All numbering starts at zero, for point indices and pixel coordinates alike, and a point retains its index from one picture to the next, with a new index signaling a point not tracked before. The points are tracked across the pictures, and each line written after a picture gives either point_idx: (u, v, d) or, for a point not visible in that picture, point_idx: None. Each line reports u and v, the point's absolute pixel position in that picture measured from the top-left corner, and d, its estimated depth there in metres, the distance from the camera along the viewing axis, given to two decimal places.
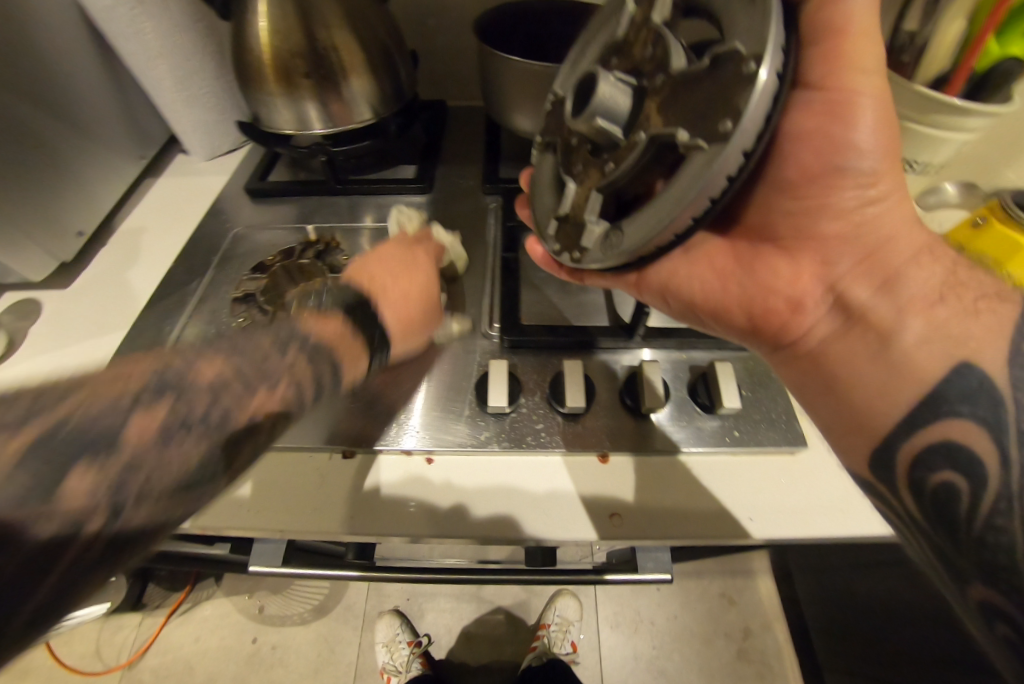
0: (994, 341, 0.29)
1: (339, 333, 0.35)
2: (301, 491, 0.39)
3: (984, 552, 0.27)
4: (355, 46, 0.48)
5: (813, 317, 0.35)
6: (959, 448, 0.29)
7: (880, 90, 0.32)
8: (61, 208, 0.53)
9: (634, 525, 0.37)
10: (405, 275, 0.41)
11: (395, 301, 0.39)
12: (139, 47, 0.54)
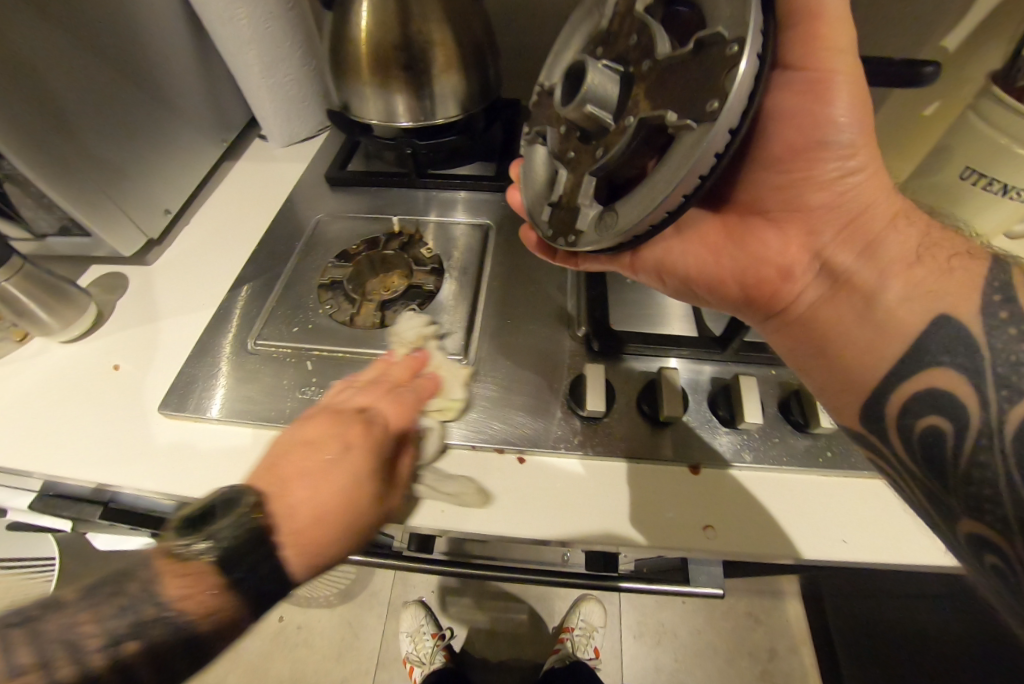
0: (971, 294, 0.27)
1: (191, 595, 0.26)
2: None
3: (969, 488, 0.25)
4: (451, 41, 0.49)
5: (800, 284, 0.34)
6: (944, 394, 0.27)
7: (853, 67, 0.31)
8: (148, 186, 0.54)
9: (729, 541, 0.35)
10: (325, 471, 0.31)
11: (295, 530, 0.28)
12: (234, 33, 0.55)
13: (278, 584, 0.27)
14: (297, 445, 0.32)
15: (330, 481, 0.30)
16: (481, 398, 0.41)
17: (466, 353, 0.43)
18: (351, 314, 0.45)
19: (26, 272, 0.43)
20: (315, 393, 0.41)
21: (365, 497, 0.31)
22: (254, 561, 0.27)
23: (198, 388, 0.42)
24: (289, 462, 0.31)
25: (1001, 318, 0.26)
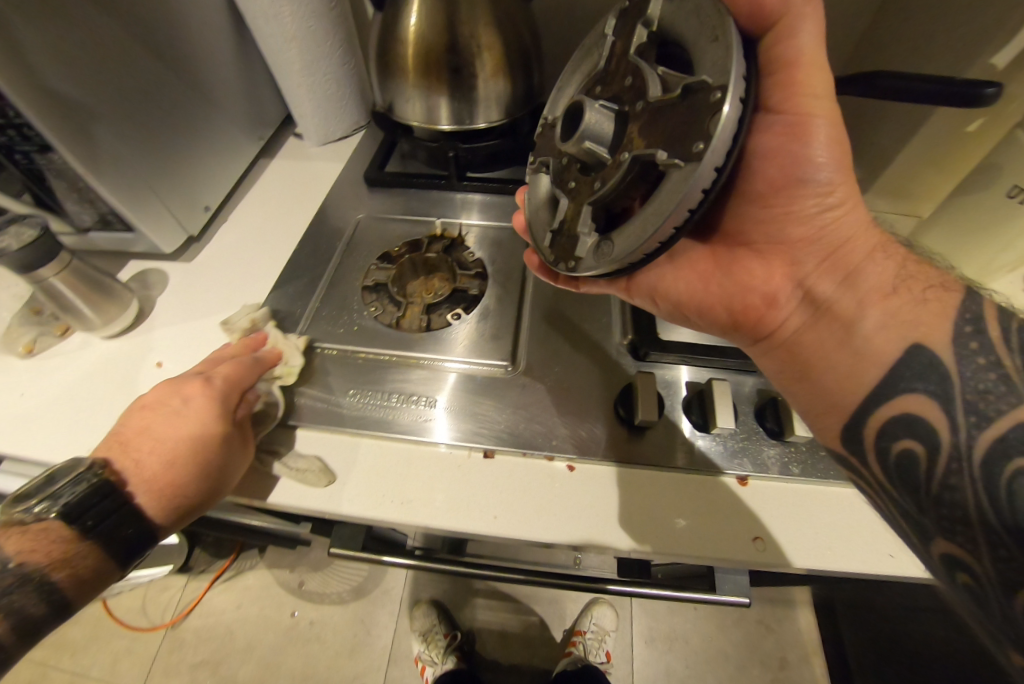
0: (943, 323, 0.29)
1: (55, 546, 0.31)
2: (437, 480, 0.38)
3: (941, 510, 0.27)
4: (498, 46, 0.49)
5: (784, 312, 0.35)
6: (918, 418, 0.29)
7: (831, 109, 0.32)
8: (189, 181, 0.54)
9: (779, 552, 0.36)
10: (167, 425, 0.35)
11: (149, 479, 0.34)
12: (277, 31, 0.55)
13: (138, 527, 0.33)
14: (156, 412, 0.36)
15: (192, 432, 0.35)
16: (531, 406, 0.41)
17: (514, 358, 0.43)
18: (397, 317, 0.46)
19: (74, 266, 0.44)
20: (366, 394, 0.41)
21: (227, 445, 0.36)
22: (112, 506, 0.33)
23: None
24: (162, 425, 0.36)
25: (971, 349, 0.28)
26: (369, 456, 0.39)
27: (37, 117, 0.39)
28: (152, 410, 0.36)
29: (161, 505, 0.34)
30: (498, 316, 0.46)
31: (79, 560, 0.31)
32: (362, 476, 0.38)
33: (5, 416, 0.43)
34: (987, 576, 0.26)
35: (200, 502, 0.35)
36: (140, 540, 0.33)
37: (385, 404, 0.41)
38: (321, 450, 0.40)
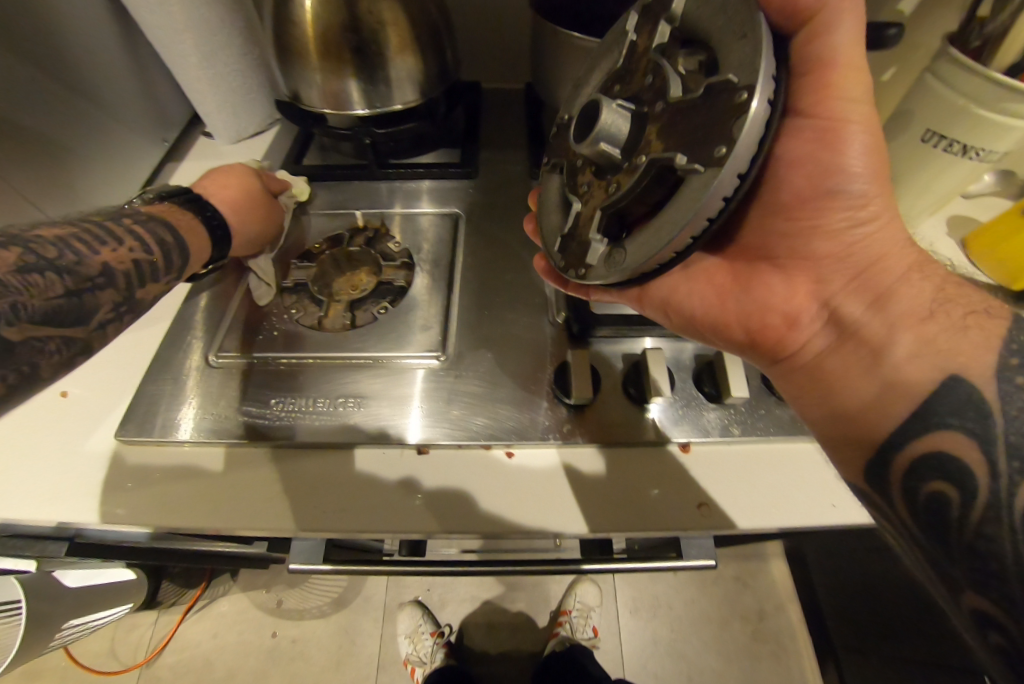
0: (983, 355, 0.27)
1: (178, 216, 0.40)
2: (373, 484, 0.37)
3: (974, 561, 0.24)
4: (404, 21, 0.46)
5: (807, 334, 0.34)
6: (951, 461, 0.27)
7: (869, 116, 0.31)
8: (67, 188, 0.49)
9: (724, 515, 0.35)
10: (223, 178, 0.45)
11: (224, 197, 0.44)
12: (165, 21, 0.51)
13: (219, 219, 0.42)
14: (213, 177, 0.45)
15: (244, 183, 0.45)
16: (465, 395, 0.39)
17: (443, 348, 0.41)
18: (320, 316, 0.43)
19: None
20: (291, 403, 0.39)
21: (268, 200, 0.46)
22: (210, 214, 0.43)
23: (160, 411, 0.39)
24: (220, 180, 0.45)
25: (1017, 385, 0.26)
26: (304, 467, 0.37)
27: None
28: (216, 179, 0.45)
29: (235, 219, 0.43)
30: (426, 306, 0.44)
31: (185, 216, 0.40)
32: (296, 488, 0.37)
33: None
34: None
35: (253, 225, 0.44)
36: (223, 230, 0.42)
37: (313, 412, 0.38)
38: (250, 467, 0.37)
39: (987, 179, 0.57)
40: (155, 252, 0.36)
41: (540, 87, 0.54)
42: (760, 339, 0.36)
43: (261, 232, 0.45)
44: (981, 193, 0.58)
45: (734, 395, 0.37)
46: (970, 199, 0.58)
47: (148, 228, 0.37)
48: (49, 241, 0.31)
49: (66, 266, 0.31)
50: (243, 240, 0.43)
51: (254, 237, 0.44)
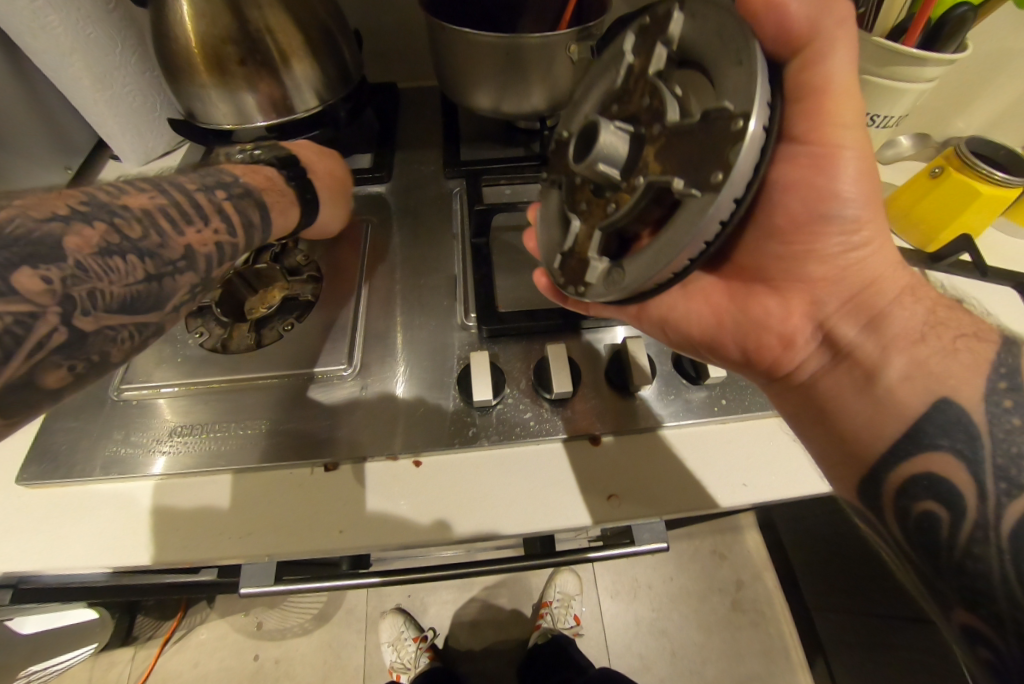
0: (975, 379, 0.27)
1: (271, 182, 0.40)
2: (285, 507, 0.36)
3: (962, 579, 0.25)
4: (290, 25, 0.44)
5: (802, 355, 0.33)
6: (939, 478, 0.27)
7: (863, 140, 0.30)
8: None
9: (634, 504, 0.35)
10: (323, 157, 0.46)
11: (319, 172, 0.45)
12: (48, 45, 0.49)
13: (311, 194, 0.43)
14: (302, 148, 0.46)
15: (331, 163, 0.46)
16: (367, 408, 0.38)
17: (348, 360, 0.40)
18: (222, 339, 0.41)
19: None
20: (190, 433, 0.38)
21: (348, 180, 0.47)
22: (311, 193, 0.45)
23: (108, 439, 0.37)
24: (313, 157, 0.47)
25: (1005, 407, 0.26)
26: (214, 494, 0.36)
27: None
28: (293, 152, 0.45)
29: (322, 194, 0.44)
30: (332, 318, 0.43)
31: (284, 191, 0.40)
32: (205, 518, 0.35)
33: None
34: (1011, 653, 0.23)
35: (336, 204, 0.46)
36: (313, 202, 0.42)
37: (212, 437, 0.37)
38: (158, 499, 0.36)
39: (903, 143, 0.58)
40: (237, 231, 0.36)
41: (444, 88, 0.53)
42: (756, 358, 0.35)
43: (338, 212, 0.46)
44: (898, 158, 0.58)
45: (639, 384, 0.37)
46: (889, 164, 0.59)
47: (239, 208, 0.36)
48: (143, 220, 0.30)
49: (151, 248, 0.30)
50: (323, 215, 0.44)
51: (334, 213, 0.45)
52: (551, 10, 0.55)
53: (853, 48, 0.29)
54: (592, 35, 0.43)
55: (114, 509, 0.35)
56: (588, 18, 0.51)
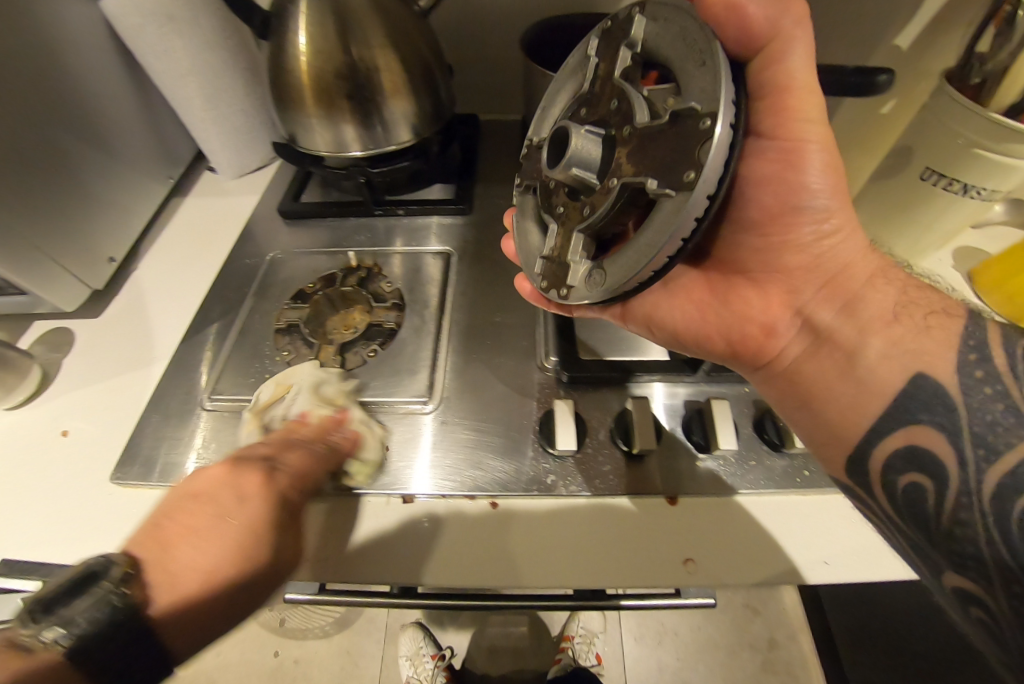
0: (946, 353, 0.28)
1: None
2: (363, 535, 0.36)
3: (952, 546, 0.26)
4: (397, 64, 0.47)
5: (784, 343, 0.35)
6: (926, 452, 0.28)
7: (825, 132, 0.31)
8: (84, 233, 0.50)
9: (710, 573, 0.35)
10: (242, 508, 0.31)
11: (205, 574, 0.29)
12: (170, 65, 0.53)
13: (154, 658, 0.27)
14: (191, 505, 0.31)
15: (247, 508, 0.31)
16: (449, 443, 0.39)
17: (430, 394, 0.41)
18: (309, 360, 0.43)
19: None
20: None
21: (277, 540, 0.32)
22: (128, 635, 0.26)
23: (155, 455, 0.39)
24: (221, 514, 0.30)
25: (977, 378, 0.27)
26: None
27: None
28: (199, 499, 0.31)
29: (194, 626, 0.28)
30: (414, 350, 0.44)
31: None
32: None
33: None
34: (1002, 612, 0.24)
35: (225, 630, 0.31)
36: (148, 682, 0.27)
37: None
38: None
39: (997, 209, 0.56)
40: None
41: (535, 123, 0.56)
42: (740, 349, 0.37)
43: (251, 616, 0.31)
44: (991, 225, 0.56)
45: (723, 448, 0.36)
46: (980, 229, 0.57)
47: None
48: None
49: None
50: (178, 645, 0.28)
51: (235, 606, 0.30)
52: None
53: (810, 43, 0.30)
54: None
55: None
56: None
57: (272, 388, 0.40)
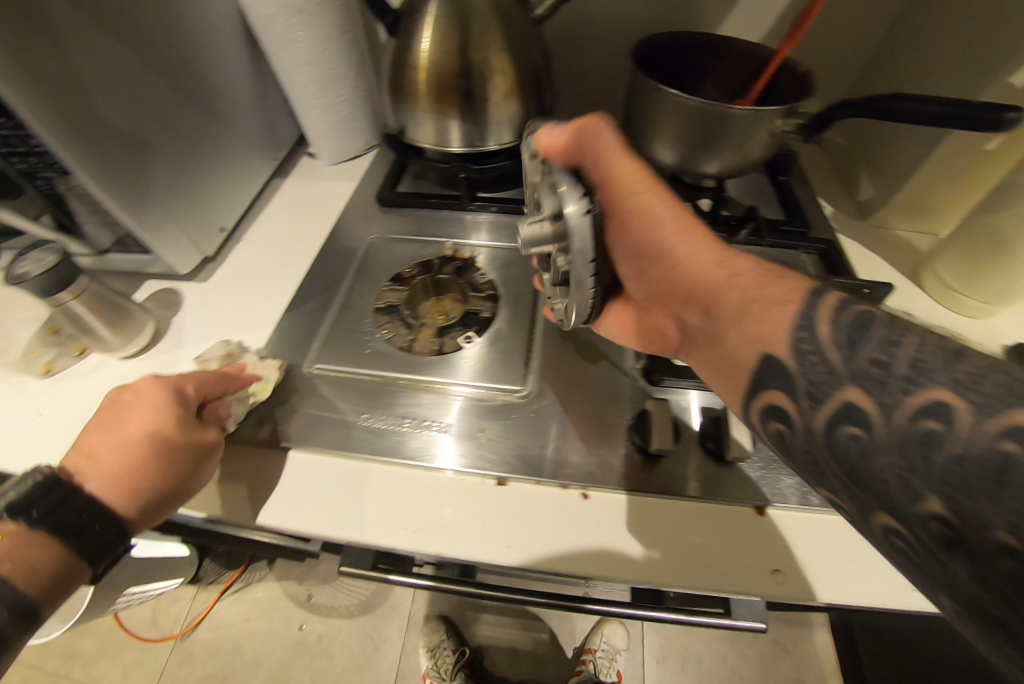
0: (783, 333, 0.27)
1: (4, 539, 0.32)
2: (455, 506, 0.37)
3: (810, 464, 0.26)
4: (509, 67, 0.48)
5: (682, 348, 0.37)
6: (778, 403, 0.27)
7: (647, 186, 0.37)
8: (202, 202, 0.53)
9: (802, 586, 0.34)
10: (123, 418, 0.37)
11: (103, 469, 0.35)
12: (293, 55, 0.57)
13: (102, 519, 0.35)
14: (98, 421, 0.38)
15: (156, 411, 0.37)
16: (542, 431, 0.41)
17: (524, 383, 0.43)
18: (410, 340, 0.46)
19: (92, 290, 0.44)
20: (378, 423, 0.41)
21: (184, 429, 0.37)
22: (50, 505, 0.34)
23: (271, 419, 0.42)
24: (118, 416, 0.37)
25: (808, 350, 0.26)
26: (387, 485, 0.39)
27: (34, 115, 0.37)
28: (108, 410, 0.38)
29: (118, 498, 0.35)
30: (513, 340, 0.46)
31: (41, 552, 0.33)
32: (378, 502, 0.38)
33: (22, 438, 0.44)
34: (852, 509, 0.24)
35: (161, 513, 0.37)
36: (110, 538, 0.35)
37: (398, 432, 0.41)
38: (302, 470, 0.40)
39: None
40: None
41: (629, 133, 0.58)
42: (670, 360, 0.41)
43: (188, 493, 0.37)
44: None
45: None
46: None
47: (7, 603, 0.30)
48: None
49: None
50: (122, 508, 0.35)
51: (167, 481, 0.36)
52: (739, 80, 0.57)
53: (616, 139, 0.38)
54: (799, 113, 0.46)
55: (282, 483, 0.39)
56: (781, 94, 0.53)
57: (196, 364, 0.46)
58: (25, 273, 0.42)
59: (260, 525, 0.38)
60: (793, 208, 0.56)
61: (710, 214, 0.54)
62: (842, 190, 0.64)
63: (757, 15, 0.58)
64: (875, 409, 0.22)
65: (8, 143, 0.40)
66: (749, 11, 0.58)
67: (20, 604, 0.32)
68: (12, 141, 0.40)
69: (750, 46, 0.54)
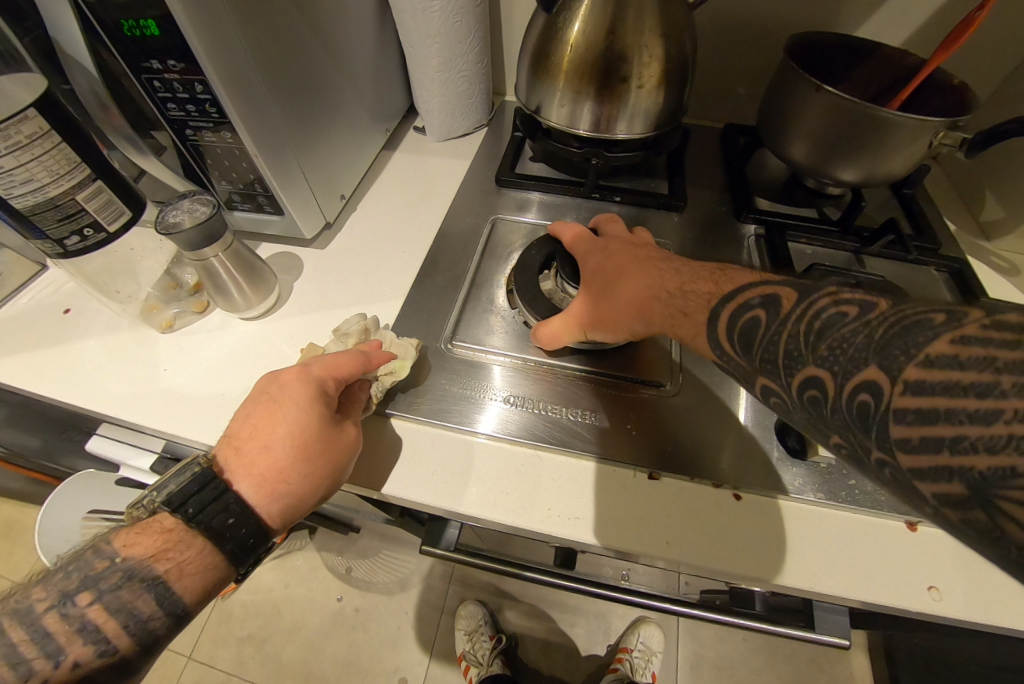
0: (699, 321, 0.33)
1: (161, 536, 0.32)
2: (606, 495, 0.38)
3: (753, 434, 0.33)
4: (659, 54, 0.47)
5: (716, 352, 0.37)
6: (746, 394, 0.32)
7: (591, 314, 0.40)
8: (330, 169, 0.53)
9: (958, 602, 0.34)
10: (271, 416, 0.35)
11: (250, 468, 0.34)
12: (424, 24, 0.56)
13: (253, 527, 0.33)
14: (255, 407, 0.36)
15: (302, 406, 0.35)
16: (688, 430, 0.41)
17: (666, 378, 0.44)
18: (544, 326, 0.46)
19: (233, 248, 0.45)
20: (524, 406, 0.42)
21: (327, 421, 0.36)
22: (202, 502, 0.32)
23: (419, 394, 0.42)
24: (265, 407, 0.36)
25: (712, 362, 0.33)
26: (533, 470, 0.39)
27: (208, 59, 0.37)
28: (269, 392, 0.36)
29: (265, 501, 0.34)
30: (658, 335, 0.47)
31: (182, 553, 0.32)
32: (523, 484, 0.38)
33: (151, 389, 0.44)
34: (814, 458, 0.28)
35: (301, 514, 0.36)
36: (253, 540, 0.33)
37: (546, 417, 0.41)
38: (449, 445, 0.40)
39: None
40: (149, 652, 0.31)
41: (760, 133, 0.57)
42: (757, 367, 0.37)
43: (335, 486, 0.36)
44: None
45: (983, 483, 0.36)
46: None
47: (152, 597, 0.31)
48: (85, 555, 0.32)
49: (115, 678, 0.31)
50: (269, 518, 0.34)
51: (317, 484, 0.35)
52: (877, 87, 0.56)
53: (544, 329, 0.42)
54: (961, 125, 0.44)
55: (422, 452, 0.40)
56: (930, 103, 0.52)
57: (332, 337, 0.45)
58: (178, 222, 0.42)
59: (414, 500, 0.38)
60: (921, 222, 0.55)
61: (841, 223, 0.54)
62: (962, 208, 0.63)
63: (900, 19, 0.57)
64: (779, 385, 0.30)
65: (169, 87, 0.40)
66: (891, 15, 0.57)
67: (175, 606, 0.31)
68: (174, 85, 0.40)
69: (898, 52, 0.53)
